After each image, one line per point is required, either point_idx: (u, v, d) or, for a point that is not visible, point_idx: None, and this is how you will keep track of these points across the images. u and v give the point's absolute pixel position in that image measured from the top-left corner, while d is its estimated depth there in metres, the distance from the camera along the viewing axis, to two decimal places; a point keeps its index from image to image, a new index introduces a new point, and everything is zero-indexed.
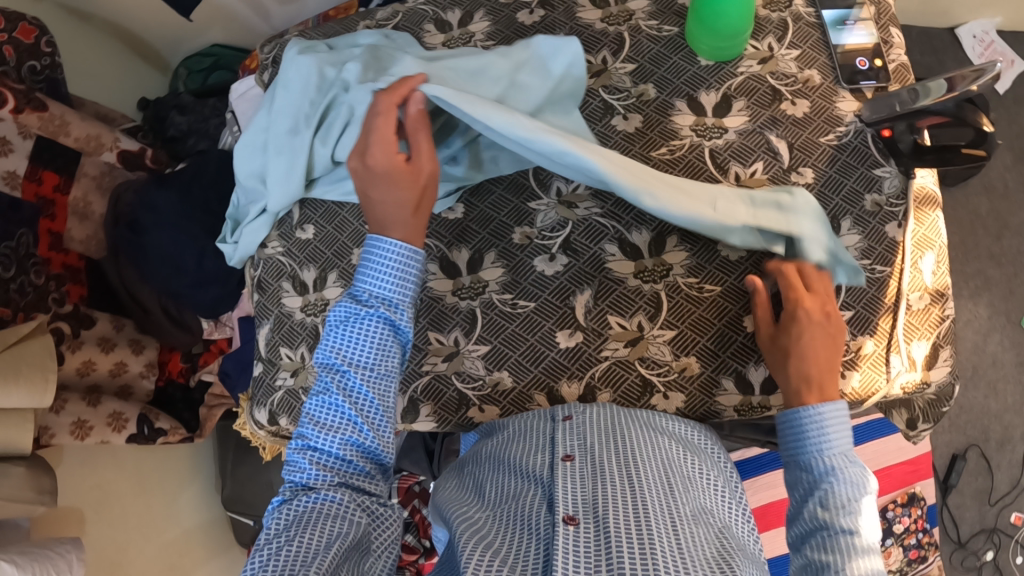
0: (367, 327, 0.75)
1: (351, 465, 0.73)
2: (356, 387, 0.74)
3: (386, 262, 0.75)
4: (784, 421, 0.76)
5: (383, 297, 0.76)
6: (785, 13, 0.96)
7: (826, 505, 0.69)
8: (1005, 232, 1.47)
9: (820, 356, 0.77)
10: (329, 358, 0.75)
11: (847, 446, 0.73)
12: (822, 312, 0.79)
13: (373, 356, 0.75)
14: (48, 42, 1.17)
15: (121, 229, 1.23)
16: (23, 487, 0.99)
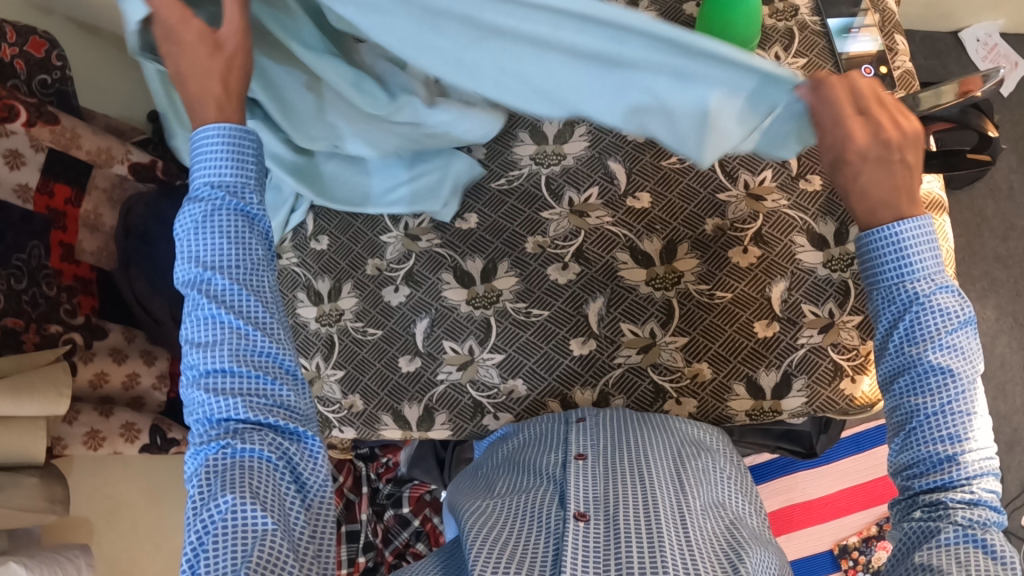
0: (216, 223, 0.67)
1: (248, 375, 0.65)
2: (222, 290, 0.66)
3: (217, 152, 0.67)
4: (864, 241, 0.65)
5: (227, 184, 0.68)
6: (791, 22, 0.97)
7: (914, 339, 0.62)
8: (1012, 234, 1.48)
9: (895, 184, 0.63)
10: (189, 270, 0.67)
11: (936, 260, 0.63)
12: (878, 138, 0.62)
13: (232, 252, 0.67)
14: (59, 55, 1.18)
15: (132, 240, 1.24)
16: (35, 496, 1.00)
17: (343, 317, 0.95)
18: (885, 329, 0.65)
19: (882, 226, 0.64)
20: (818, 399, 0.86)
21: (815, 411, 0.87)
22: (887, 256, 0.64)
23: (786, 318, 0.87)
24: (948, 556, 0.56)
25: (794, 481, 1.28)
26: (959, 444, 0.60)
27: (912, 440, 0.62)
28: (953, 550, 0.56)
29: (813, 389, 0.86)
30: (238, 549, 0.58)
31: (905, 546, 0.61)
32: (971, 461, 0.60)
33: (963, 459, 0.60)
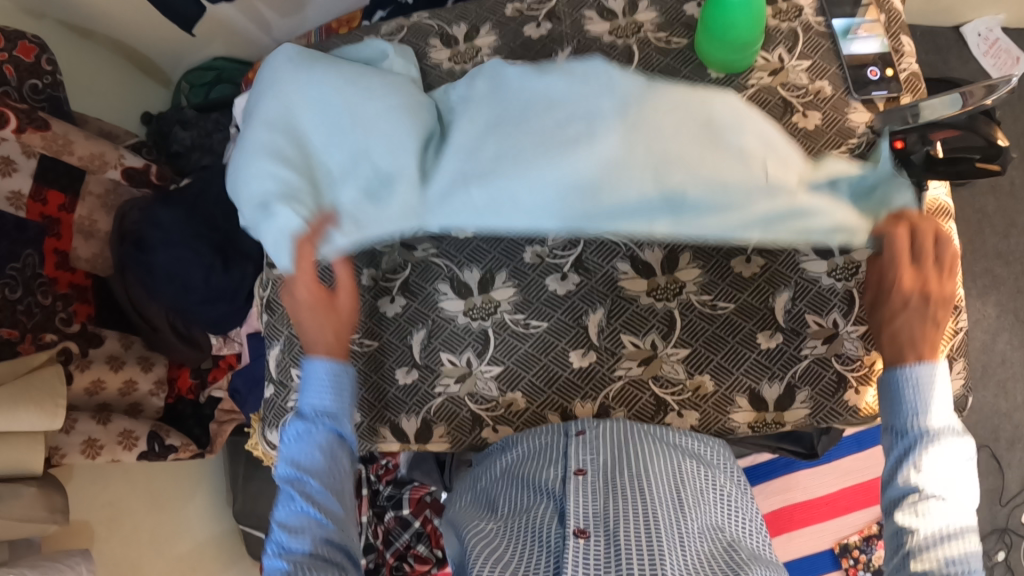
0: (320, 438, 0.82)
1: (318, 552, 0.77)
2: (313, 491, 0.79)
3: (324, 382, 0.83)
4: (885, 381, 0.77)
5: (328, 411, 0.83)
6: (795, 23, 0.94)
7: (918, 466, 0.72)
8: (1013, 231, 1.46)
9: (922, 334, 0.77)
10: (289, 471, 0.81)
11: (939, 405, 0.74)
12: (920, 292, 0.79)
13: (327, 460, 0.81)
14: (48, 60, 1.16)
15: (126, 247, 1.19)
16: (36, 505, 0.99)
17: None
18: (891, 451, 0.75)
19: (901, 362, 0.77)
20: (822, 411, 0.85)
21: (819, 422, 0.86)
22: (904, 394, 0.75)
23: (790, 328, 0.85)
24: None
25: (793, 481, 1.27)
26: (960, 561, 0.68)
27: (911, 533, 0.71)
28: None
29: (817, 400, 0.85)
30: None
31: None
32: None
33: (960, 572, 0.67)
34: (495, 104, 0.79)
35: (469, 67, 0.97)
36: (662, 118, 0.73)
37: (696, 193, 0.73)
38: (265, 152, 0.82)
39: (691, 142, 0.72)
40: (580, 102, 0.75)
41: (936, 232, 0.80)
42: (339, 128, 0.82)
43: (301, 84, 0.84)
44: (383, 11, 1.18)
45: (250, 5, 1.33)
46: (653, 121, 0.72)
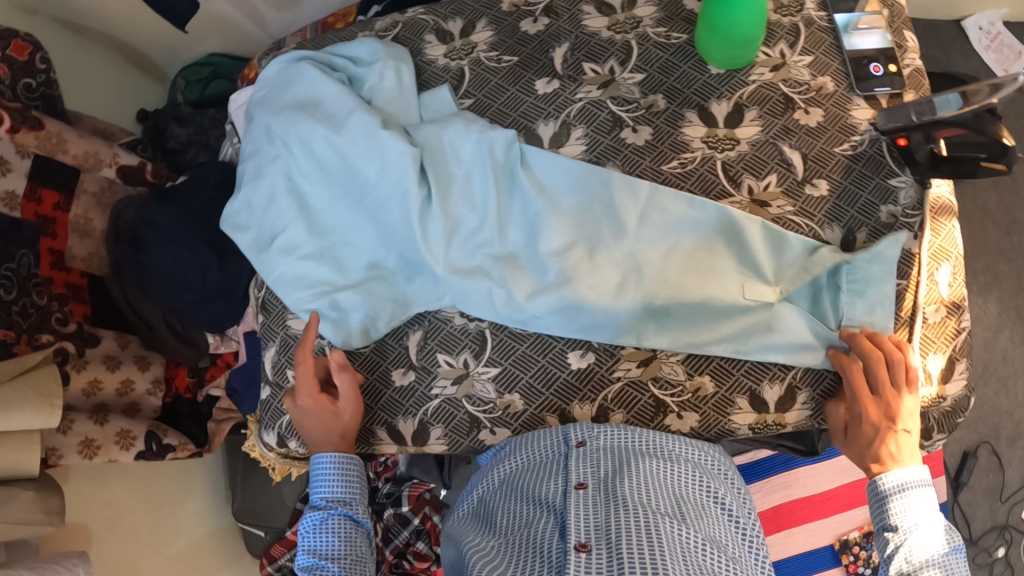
0: (333, 525, 0.85)
1: None
2: (332, 573, 0.81)
3: (327, 471, 0.86)
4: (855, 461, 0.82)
5: (340, 499, 0.87)
6: (796, 17, 0.93)
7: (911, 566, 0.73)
8: (1015, 227, 1.44)
9: (891, 456, 0.78)
10: (307, 561, 0.83)
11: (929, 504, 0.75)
12: (885, 418, 0.78)
13: (340, 542, 0.84)
14: (42, 58, 1.14)
15: (122, 247, 1.20)
16: (31, 509, 0.99)
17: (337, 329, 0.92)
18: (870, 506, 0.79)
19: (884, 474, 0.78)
20: (824, 412, 0.84)
21: (820, 424, 0.85)
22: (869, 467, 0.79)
23: None
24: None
25: (794, 477, 1.27)
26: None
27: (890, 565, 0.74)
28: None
29: (819, 401, 0.84)
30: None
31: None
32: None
33: None
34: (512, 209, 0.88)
35: (464, 64, 0.95)
36: (645, 232, 0.86)
37: (678, 310, 0.84)
38: (297, 223, 0.92)
39: (673, 259, 0.85)
40: (584, 225, 0.86)
41: (881, 356, 0.79)
42: (357, 200, 0.90)
43: (318, 139, 0.91)
44: (380, 5, 1.15)
45: (245, 1, 1.31)
46: (639, 234, 0.86)
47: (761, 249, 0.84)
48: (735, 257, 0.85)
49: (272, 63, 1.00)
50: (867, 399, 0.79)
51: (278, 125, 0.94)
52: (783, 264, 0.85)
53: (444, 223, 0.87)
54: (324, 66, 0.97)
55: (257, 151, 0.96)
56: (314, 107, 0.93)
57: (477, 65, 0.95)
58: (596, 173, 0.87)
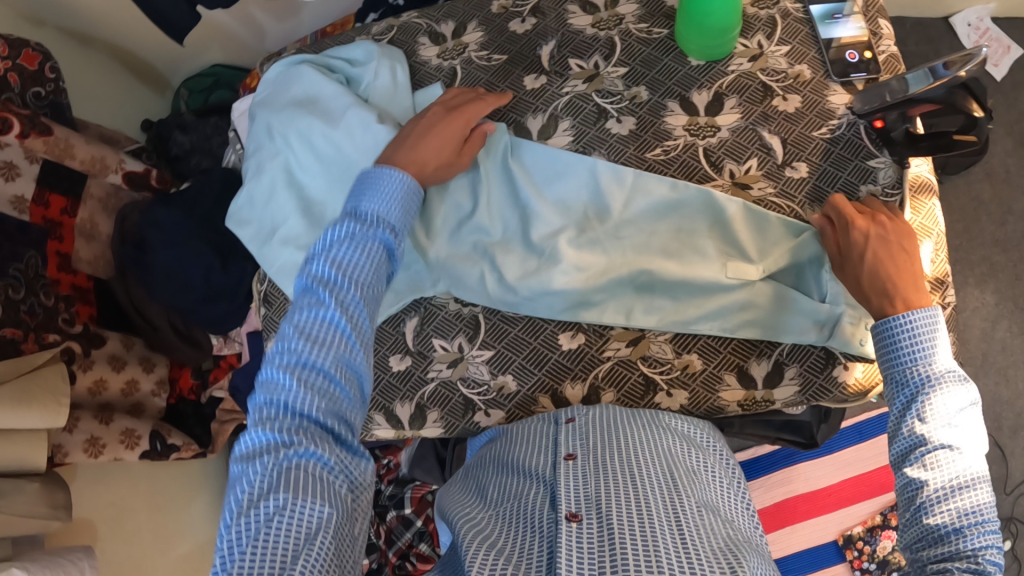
0: (369, 244, 0.72)
1: (335, 387, 0.66)
2: (353, 303, 0.69)
3: (392, 190, 0.76)
4: (882, 332, 0.75)
5: (389, 220, 0.75)
6: (773, 10, 0.96)
7: (922, 417, 0.70)
8: (1010, 219, 1.46)
9: (893, 264, 0.78)
10: (326, 270, 0.70)
11: (939, 350, 0.73)
12: (877, 227, 0.80)
13: (370, 275, 0.71)
14: (51, 68, 1.20)
15: (128, 247, 1.25)
16: (38, 502, 1.01)
17: None
18: (896, 385, 0.74)
19: (892, 319, 0.75)
20: (811, 387, 0.86)
21: (809, 400, 0.87)
22: (903, 343, 0.74)
23: None
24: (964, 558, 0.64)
25: (796, 472, 1.29)
26: (975, 518, 0.66)
27: (918, 450, 0.70)
28: (967, 555, 0.64)
29: (806, 376, 0.85)
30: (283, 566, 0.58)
31: (920, 543, 0.68)
32: (986, 531, 0.65)
33: (970, 529, 0.65)
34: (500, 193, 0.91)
35: (456, 63, 0.99)
36: (629, 215, 0.89)
37: (662, 286, 0.87)
38: (296, 215, 0.96)
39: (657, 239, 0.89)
40: (572, 210, 0.90)
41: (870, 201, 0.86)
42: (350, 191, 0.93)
43: (316, 131, 0.95)
44: (375, 14, 1.20)
45: (245, 13, 1.36)
46: (625, 216, 0.89)
47: (744, 227, 0.87)
48: (717, 237, 0.88)
49: (273, 67, 1.04)
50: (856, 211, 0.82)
51: (278, 123, 0.98)
52: (767, 242, 0.87)
53: (437, 212, 0.90)
54: (322, 69, 1.01)
55: (258, 148, 1.00)
56: (312, 105, 0.97)
57: (468, 63, 0.98)
58: (583, 161, 0.91)
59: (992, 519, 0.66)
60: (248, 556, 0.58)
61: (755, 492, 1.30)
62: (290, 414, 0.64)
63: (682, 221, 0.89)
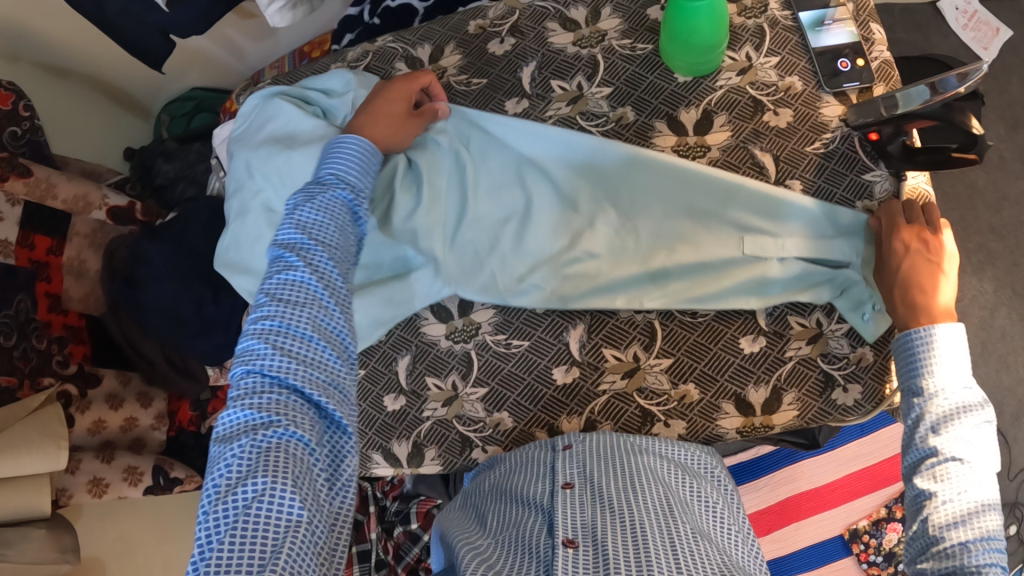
0: (334, 206, 0.70)
1: (316, 349, 0.62)
2: (324, 262, 0.66)
3: (352, 153, 0.74)
4: (900, 343, 0.77)
5: (350, 183, 0.73)
6: (761, 18, 0.93)
7: (935, 429, 0.71)
8: (1005, 204, 1.40)
9: (929, 278, 0.78)
10: (294, 231, 0.67)
11: (955, 365, 0.73)
12: (920, 240, 0.80)
13: (339, 236, 0.69)
14: (25, 106, 1.19)
15: (118, 285, 1.21)
16: (45, 547, 1.01)
17: None
18: (909, 396, 0.75)
19: (913, 330, 0.76)
20: (810, 411, 0.85)
21: (809, 422, 0.85)
22: (917, 356, 0.75)
23: (773, 332, 0.85)
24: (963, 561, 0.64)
25: (800, 470, 1.21)
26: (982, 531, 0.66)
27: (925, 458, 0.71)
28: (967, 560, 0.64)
29: (804, 401, 0.84)
30: (267, 543, 0.55)
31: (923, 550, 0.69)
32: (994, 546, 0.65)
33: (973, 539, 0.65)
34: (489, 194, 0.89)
35: None
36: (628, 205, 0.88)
37: (676, 270, 0.86)
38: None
39: (663, 224, 0.87)
40: (571, 192, 0.88)
41: (918, 203, 0.84)
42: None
43: (293, 158, 0.92)
44: (352, 34, 1.16)
45: (221, 35, 1.33)
46: (623, 206, 0.88)
47: (748, 211, 0.85)
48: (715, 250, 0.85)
49: (249, 100, 1.02)
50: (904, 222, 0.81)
51: (255, 160, 0.95)
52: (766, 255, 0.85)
53: (432, 215, 0.87)
54: (298, 101, 0.98)
55: (239, 188, 0.97)
56: (289, 140, 0.94)
57: (447, 89, 0.95)
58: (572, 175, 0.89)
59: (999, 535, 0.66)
60: (232, 534, 0.55)
61: (759, 491, 1.22)
62: (268, 383, 0.61)
63: (688, 204, 0.87)
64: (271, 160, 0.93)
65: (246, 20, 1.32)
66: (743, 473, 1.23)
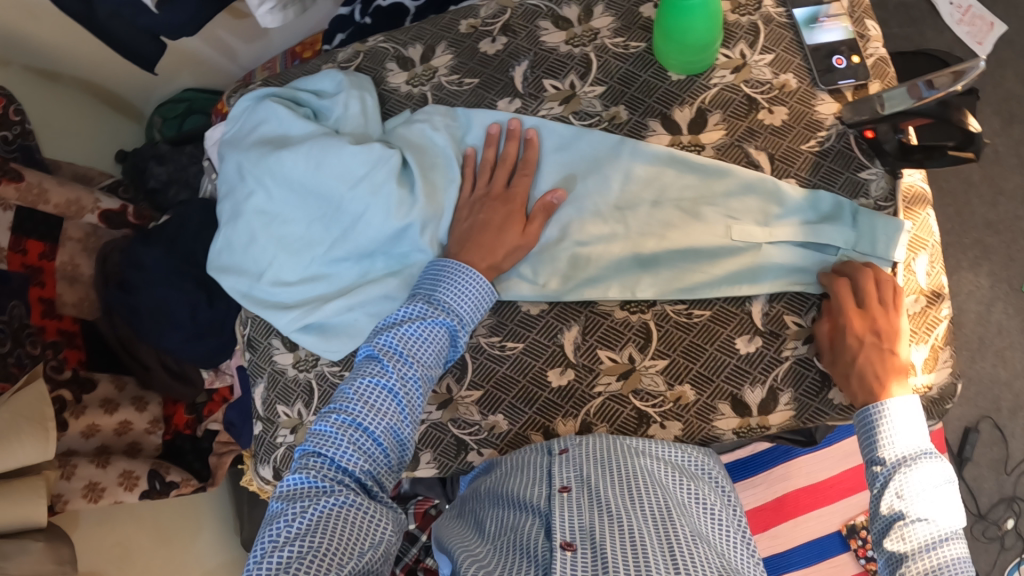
0: (437, 332, 0.77)
1: (382, 452, 0.71)
2: (411, 380, 0.74)
3: (469, 284, 0.80)
4: (857, 418, 0.77)
5: (458, 311, 0.80)
6: (755, 15, 0.92)
7: (903, 501, 0.71)
8: (1001, 199, 1.40)
9: (884, 372, 0.78)
10: (392, 344, 0.75)
11: (914, 435, 0.74)
12: (873, 332, 0.80)
13: (429, 360, 0.77)
14: (16, 109, 1.18)
15: (111, 289, 1.23)
16: (42, 561, 1.01)
17: (319, 362, 0.96)
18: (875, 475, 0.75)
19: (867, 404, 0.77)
20: (807, 411, 0.84)
21: (806, 422, 0.85)
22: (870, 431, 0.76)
23: (769, 331, 0.85)
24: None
25: (796, 467, 1.21)
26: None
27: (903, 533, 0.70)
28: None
29: (801, 401, 0.84)
30: None
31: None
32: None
33: None
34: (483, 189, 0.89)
35: (427, 90, 0.95)
36: (617, 196, 0.88)
37: (668, 258, 0.86)
38: (279, 258, 0.93)
39: (652, 213, 0.88)
40: (561, 181, 0.89)
41: (868, 271, 0.82)
42: (332, 205, 0.90)
43: (283, 160, 0.91)
44: (343, 34, 1.16)
45: (212, 36, 1.32)
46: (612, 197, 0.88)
47: (743, 199, 0.87)
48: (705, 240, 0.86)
49: (240, 102, 1.01)
50: (852, 309, 0.80)
51: (246, 163, 0.94)
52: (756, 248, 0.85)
53: (428, 205, 0.87)
54: (290, 103, 0.97)
55: (231, 191, 0.96)
56: (280, 142, 0.94)
57: (439, 90, 0.94)
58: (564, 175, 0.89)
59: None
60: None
61: (755, 488, 1.22)
62: (335, 469, 0.69)
63: (680, 195, 0.88)
64: (261, 162, 0.93)
65: (234, 20, 1.31)
66: (739, 471, 1.23)
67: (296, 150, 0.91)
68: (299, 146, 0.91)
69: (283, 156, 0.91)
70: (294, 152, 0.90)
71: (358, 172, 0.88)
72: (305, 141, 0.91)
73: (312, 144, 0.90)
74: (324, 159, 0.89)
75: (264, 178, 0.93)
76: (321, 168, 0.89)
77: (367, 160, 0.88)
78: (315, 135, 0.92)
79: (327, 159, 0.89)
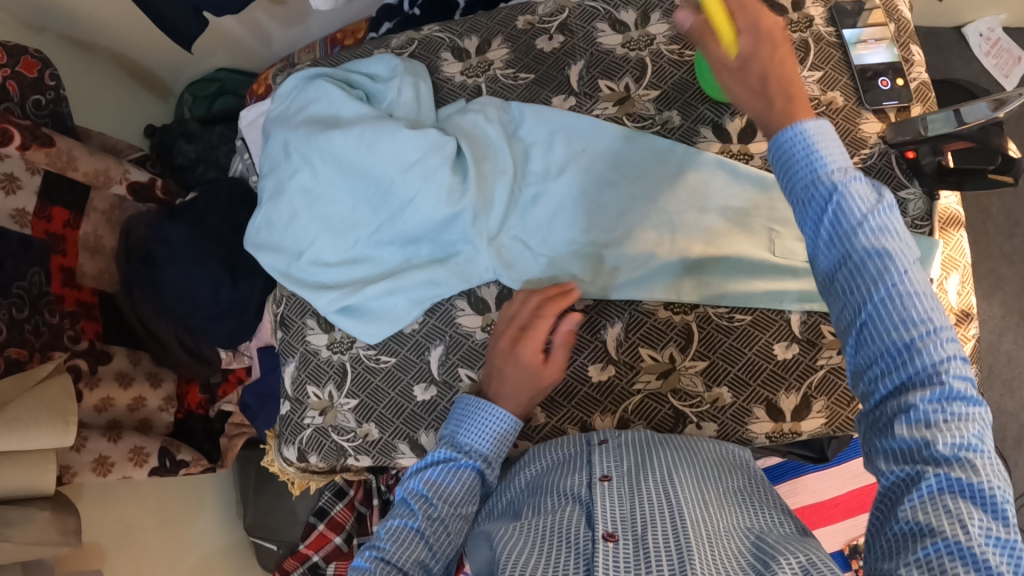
0: (461, 472, 0.76)
1: None
2: (436, 519, 0.74)
3: (491, 423, 0.78)
4: (778, 146, 0.61)
5: (484, 452, 0.78)
6: (806, 33, 0.94)
7: (846, 227, 0.56)
8: (1018, 231, 1.44)
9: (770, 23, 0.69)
10: (417, 486, 0.76)
11: (839, 152, 0.58)
12: None
13: (457, 498, 0.75)
14: (52, 75, 1.17)
15: (135, 264, 1.20)
16: (48, 529, 0.98)
17: (355, 345, 0.95)
18: (818, 243, 0.58)
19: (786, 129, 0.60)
20: (838, 420, 0.86)
21: (835, 431, 0.87)
22: (796, 155, 0.60)
23: (806, 339, 0.86)
24: (936, 503, 0.48)
25: (803, 484, 1.20)
26: (922, 324, 0.53)
27: (867, 343, 0.54)
28: (937, 500, 0.49)
29: (833, 410, 0.85)
30: None
31: (885, 501, 0.53)
32: (942, 334, 0.52)
33: (935, 403, 0.51)
34: (534, 186, 0.91)
35: (481, 82, 0.96)
36: (667, 199, 0.89)
37: (712, 263, 0.87)
38: (321, 238, 0.93)
39: (699, 218, 0.88)
40: (608, 180, 0.90)
41: None
42: (381, 188, 0.90)
43: (333, 139, 0.90)
44: (390, 23, 1.17)
45: (252, 17, 1.32)
46: (663, 199, 0.89)
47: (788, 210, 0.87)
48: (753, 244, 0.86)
49: (288, 80, 1.00)
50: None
51: (294, 140, 0.94)
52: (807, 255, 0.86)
53: (483, 197, 0.89)
54: (342, 84, 0.97)
55: (276, 168, 0.96)
56: (331, 122, 0.94)
57: (494, 82, 0.96)
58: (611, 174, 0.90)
59: (941, 315, 0.53)
60: None
61: None
62: None
63: (726, 202, 0.88)
64: (309, 139, 0.92)
65: (273, 6, 1.31)
66: None
67: (347, 129, 0.90)
68: (352, 126, 0.90)
69: (334, 134, 0.90)
70: (345, 131, 0.90)
71: (412, 157, 0.88)
72: (357, 123, 0.91)
73: (364, 127, 0.89)
74: (378, 142, 0.88)
75: (312, 155, 0.92)
76: (374, 149, 0.88)
77: (423, 146, 0.88)
78: (368, 118, 0.91)
79: (382, 140, 0.88)
